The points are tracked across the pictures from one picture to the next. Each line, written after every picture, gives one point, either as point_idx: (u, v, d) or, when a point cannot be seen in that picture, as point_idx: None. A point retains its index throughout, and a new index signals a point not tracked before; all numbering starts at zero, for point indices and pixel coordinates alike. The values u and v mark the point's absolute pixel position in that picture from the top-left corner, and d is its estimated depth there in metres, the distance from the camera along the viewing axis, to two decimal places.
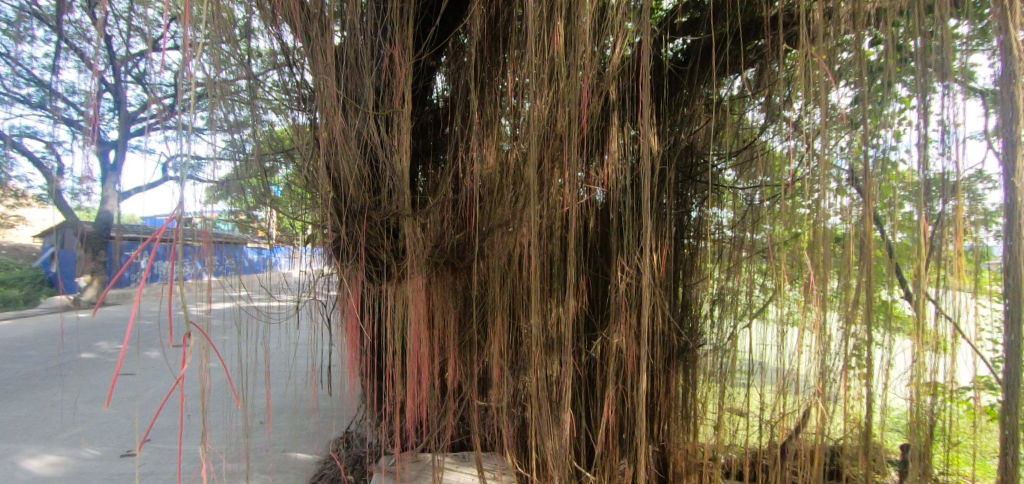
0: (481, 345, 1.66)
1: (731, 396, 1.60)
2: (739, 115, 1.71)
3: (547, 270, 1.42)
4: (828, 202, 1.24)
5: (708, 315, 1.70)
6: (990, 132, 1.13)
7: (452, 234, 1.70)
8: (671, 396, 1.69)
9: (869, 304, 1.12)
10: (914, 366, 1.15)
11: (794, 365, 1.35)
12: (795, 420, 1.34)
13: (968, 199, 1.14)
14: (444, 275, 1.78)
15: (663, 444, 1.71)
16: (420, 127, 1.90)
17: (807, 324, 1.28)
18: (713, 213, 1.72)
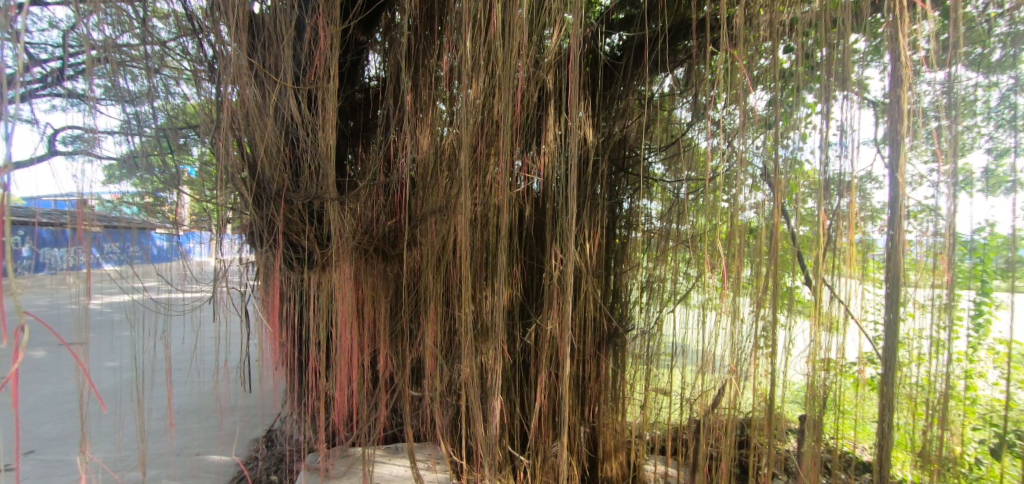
0: (413, 334, 1.62)
1: (656, 377, 1.70)
2: (669, 112, 1.76)
3: (481, 258, 1.41)
4: (743, 198, 1.36)
5: (637, 303, 1.77)
6: (880, 139, 1.27)
7: (383, 221, 1.64)
8: (601, 380, 1.75)
9: (776, 290, 1.22)
10: (813, 345, 1.28)
11: (711, 346, 1.45)
12: (711, 397, 1.44)
13: (859, 197, 1.28)
14: (375, 263, 1.72)
15: (593, 425, 1.77)
16: (350, 106, 1.82)
17: (723, 309, 1.39)
18: (643, 205, 1.78)
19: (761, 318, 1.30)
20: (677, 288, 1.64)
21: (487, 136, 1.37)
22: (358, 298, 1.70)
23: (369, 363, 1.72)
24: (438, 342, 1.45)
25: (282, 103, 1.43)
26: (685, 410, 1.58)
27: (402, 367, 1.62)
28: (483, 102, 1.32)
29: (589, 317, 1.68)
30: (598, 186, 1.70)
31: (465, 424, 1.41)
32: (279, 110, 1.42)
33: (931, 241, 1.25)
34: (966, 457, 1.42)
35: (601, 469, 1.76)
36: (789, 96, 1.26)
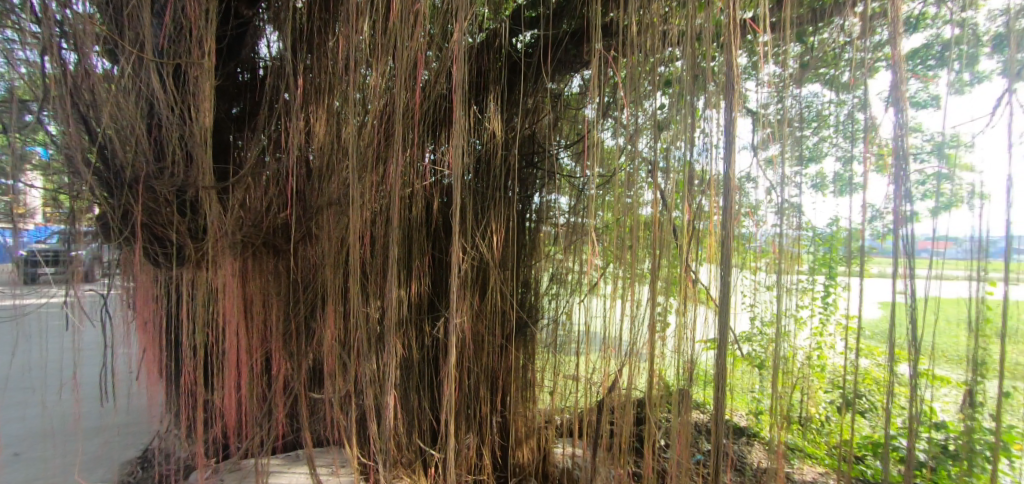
0: (310, 332, 1.54)
1: (563, 364, 1.75)
2: (577, 110, 1.84)
3: (376, 251, 1.38)
4: (641, 195, 1.48)
5: (544, 294, 1.82)
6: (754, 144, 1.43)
7: (275, 213, 1.54)
8: (512, 370, 1.78)
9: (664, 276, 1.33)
10: (696, 325, 1.41)
11: (614, 332, 1.53)
12: (614, 378, 1.52)
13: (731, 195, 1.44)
14: (265, 259, 1.62)
15: (505, 414, 1.79)
16: (235, 87, 1.68)
17: (620, 293, 1.49)
18: (552, 199, 1.83)
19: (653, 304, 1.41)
20: (576, 280, 1.71)
21: (387, 127, 1.34)
22: (245, 296, 1.59)
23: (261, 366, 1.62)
24: (338, 340, 1.39)
25: (142, 79, 1.30)
26: (591, 392, 1.65)
27: (299, 368, 1.53)
28: (382, 91, 1.29)
29: (491, 308, 1.73)
30: (496, 180, 1.71)
31: (367, 421, 1.37)
32: (142, 91, 1.30)
33: (789, 235, 1.39)
34: (814, 415, 1.65)
35: (513, 456, 1.79)
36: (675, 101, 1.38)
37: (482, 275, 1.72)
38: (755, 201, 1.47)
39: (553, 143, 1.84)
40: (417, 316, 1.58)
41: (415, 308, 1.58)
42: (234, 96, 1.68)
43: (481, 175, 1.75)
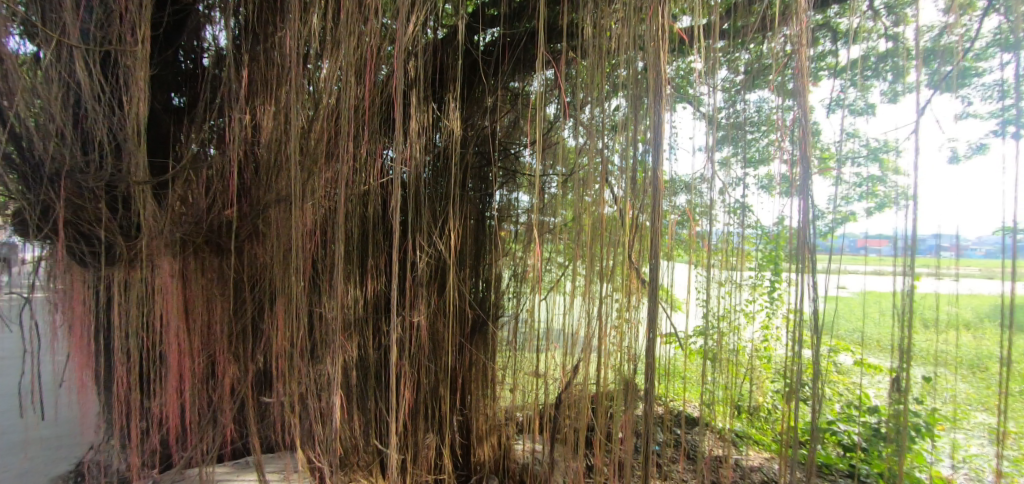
0: (257, 333, 1.51)
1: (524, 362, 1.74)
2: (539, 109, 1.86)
3: (322, 251, 1.37)
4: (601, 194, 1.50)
5: (504, 293, 1.82)
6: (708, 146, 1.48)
7: (219, 212, 1.51)
8: (472, 368, 1.79)
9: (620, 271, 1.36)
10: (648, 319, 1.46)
11: (573, 328, 1.56)
12: (572, 373, 1.53)
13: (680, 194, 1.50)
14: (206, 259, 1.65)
15: (466, 412, 1.78)
16: (171, 76, 1.66)
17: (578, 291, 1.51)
18: (513, 198, 1.84)
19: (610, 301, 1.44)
20: (529, 278, 1.71)
21: (337, 124, 1.32)
22: (184, 296, 1.61)
23: (205, 368, 1.59)
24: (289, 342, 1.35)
25: (67, 69, 1.27)
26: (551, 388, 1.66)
27: (247, 371, 1.49)
28: (333, 87, 1.27)
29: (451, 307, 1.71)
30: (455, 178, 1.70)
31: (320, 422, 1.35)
32: (67, 84, 1.28)
33: (739, 232, 1.53)
34: (758, 402, 1.74)
35: (473, 454, 1.79)
36: (631, 103, 1.42)
37: (440, 274, 1.70)
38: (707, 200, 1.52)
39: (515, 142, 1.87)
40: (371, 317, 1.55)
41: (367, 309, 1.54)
42: (172, 85, 1.67)
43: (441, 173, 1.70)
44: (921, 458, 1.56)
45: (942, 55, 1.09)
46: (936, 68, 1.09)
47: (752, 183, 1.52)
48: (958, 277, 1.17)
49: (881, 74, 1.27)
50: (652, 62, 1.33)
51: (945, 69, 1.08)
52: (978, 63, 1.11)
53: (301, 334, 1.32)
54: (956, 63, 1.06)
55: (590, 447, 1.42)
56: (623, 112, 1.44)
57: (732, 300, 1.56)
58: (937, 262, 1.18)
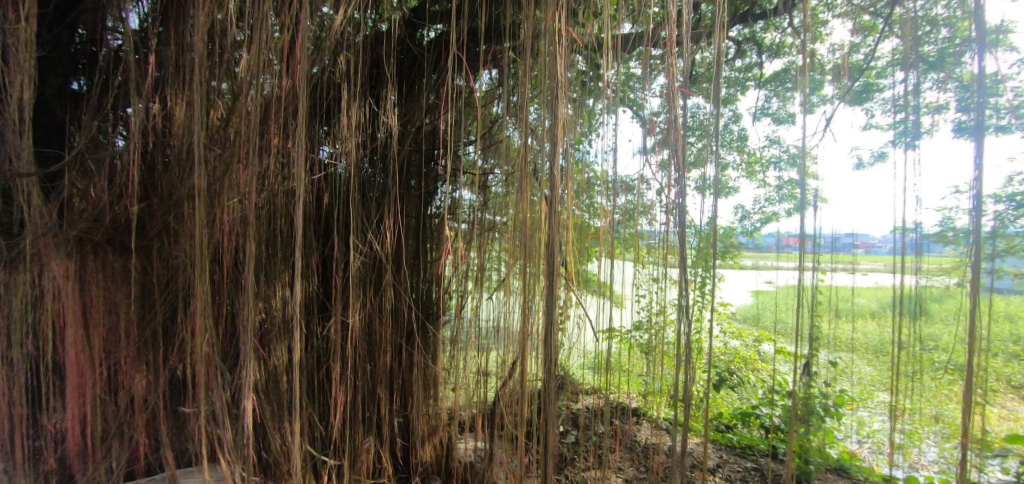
0: (172, 336, 1.45)
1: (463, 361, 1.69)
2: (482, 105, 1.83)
3: (234, 251, 1.34)
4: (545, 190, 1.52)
5: (448, 295, 1.76)
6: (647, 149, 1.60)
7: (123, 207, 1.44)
8: (411, 369, 1.76)
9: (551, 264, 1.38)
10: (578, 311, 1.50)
11: (512, 322, 1.55)
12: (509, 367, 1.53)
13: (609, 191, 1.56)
14: (106, 253, 1.53)
15: (407, 415, 1.75)
16: (70, 58, 1.51)
17: (514, 289, 1.52)
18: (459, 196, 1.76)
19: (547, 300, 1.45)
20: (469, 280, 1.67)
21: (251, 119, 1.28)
22: (82, 298, 1.50)
23: (112, 377, 1.52)
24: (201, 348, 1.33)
25: None
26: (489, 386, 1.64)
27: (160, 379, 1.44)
28: (248, 76, 1.23)
29: (388, 307, 1.69)
30: (393, 176, 1.68)
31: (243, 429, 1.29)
32: None
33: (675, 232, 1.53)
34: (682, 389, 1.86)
35: (415, 455, 1.76)
36: (564, 105, 1.45)
37: (377, 275, 1.68)
38: (648, 200, 1.57)
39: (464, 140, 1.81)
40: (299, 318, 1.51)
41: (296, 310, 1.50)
42: (70, 70, 1.52)
43: (376, 171, 1.68)
44: (831, 436, 1.70)
45: (839, 72, 1.27)
46: (840, 83, 1.25)
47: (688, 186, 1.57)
48: (868, 274, 1.30)
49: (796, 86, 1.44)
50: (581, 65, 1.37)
51: (848, 83, 1.24)
52: (877, 80, 1.23)
53: (210, 339, 1.27)
54: (858, 78, 1.23)
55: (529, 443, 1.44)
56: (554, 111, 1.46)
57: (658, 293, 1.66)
58: (848, 260, 1.33)
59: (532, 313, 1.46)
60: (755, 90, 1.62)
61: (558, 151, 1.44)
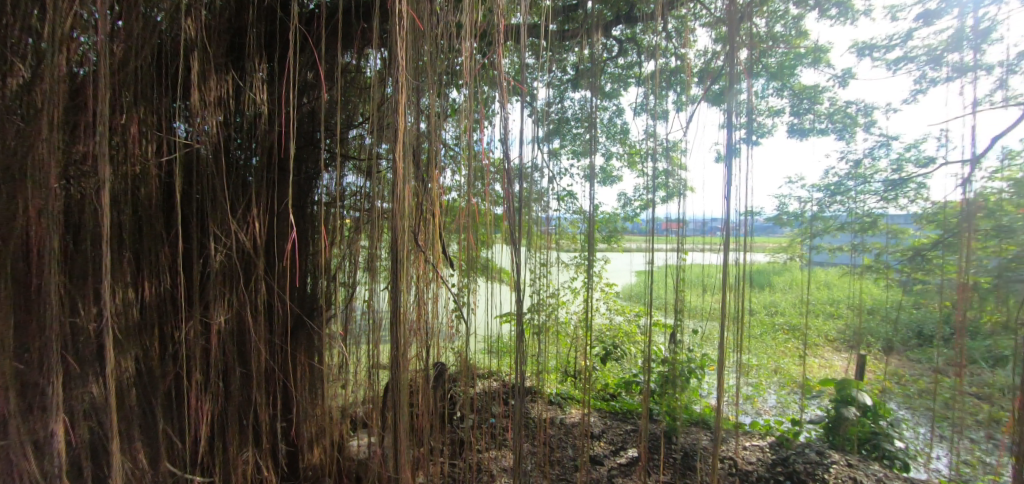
0: None
1: (348, 357, 1.57)
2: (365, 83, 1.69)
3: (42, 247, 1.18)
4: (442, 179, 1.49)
5: (333, 287, 1.63)
6: (538, 138, 1.65)
7: None
8: (293, 369, 1.64)
9: (427, 250, 1.35)
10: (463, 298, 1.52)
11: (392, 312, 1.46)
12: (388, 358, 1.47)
13: (495, 179, 1.59)
14: None
15: (292, 418, 1.63)
16: None
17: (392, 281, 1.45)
18: (345, 180, 1.63)
19: (433, 290, 1.42)
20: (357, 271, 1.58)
21: (51, 92, 1.13)
22: None
23: None
24: (15, 354, 1.18)
25: None
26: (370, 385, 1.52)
27: None
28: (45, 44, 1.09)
29: (261, 303, 1.52)
30: (263, 160, 1.50)
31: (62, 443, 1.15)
32: None
33: (567, 216, 1.85)
34: (565, 363, 1.99)
35: (302, 459, 1.65)
36: (446, 90, 1.43)
37: (245, 269, 1.52)
38: (540, 188, 1.66)
39: (351, 121, 1.69)
40: (143, 320, 1.36)
41: (138, 309, 1.36)
42: None
43: (246, 152, 1.52)
44: (695, 395, 1.95)
45: (709, 75, 1.59)
46: (707, 85, 1.57)
47: (578, 174, 1.73)
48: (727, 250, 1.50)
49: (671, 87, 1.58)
50: (464, 52, 1.35)
51: (709, 86, 1.54)
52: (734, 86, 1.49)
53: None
54: (717, 84, 1.56)
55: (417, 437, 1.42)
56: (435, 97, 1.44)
57: (543, 275, 1.75)
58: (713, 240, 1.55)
59: (424, 305, 1.40)
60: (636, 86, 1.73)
61: (440, 138, 1.43)
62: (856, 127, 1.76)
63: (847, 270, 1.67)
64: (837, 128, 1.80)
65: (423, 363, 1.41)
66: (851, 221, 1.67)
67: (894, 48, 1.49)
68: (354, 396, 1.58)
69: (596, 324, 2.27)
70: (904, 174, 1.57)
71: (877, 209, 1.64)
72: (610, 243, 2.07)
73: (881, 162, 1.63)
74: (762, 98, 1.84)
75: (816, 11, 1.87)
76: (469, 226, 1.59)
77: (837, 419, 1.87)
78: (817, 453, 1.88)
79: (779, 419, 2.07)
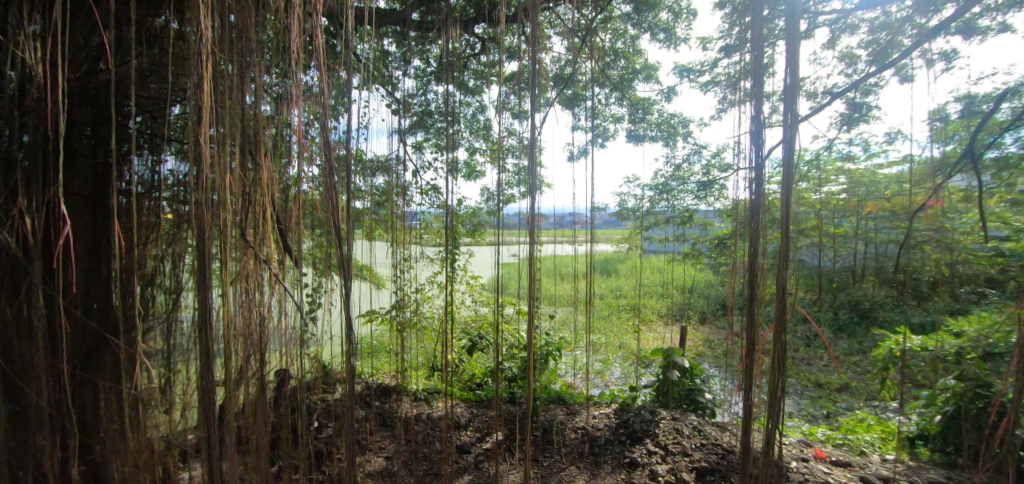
0: None
1: (174, 379, 1.33)
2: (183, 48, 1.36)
3: None
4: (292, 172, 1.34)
5: (150, 296, 1.34)
6: (400, 132, 1.65)
7: None
8: (96, 398, 1.33)
9: (268, 249, 1.21)
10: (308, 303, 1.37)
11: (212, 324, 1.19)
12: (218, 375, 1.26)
13: (354, 176, 1.57)
14: None
15: (97, 458, 1.33)
16: None
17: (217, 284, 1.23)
18: (168, 169, 1.37)
19: (276, 292, 1.28)
20: (182, 274, 1.34)
21: None
22: None
23: None
24: None
25: None
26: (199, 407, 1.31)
27: None
28: None
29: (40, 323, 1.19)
30: (37, 138, 1.16)
31: None
32: None
33: (431, 210, 1.90)
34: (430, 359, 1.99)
35: None
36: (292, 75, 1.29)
37: (14, 279, 1.18)
38: (402, 182, 1.62)
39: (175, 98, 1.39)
40: None
41: None
42: None
43: (10, 129, 1.17)
44: (553, 375, 2.11)
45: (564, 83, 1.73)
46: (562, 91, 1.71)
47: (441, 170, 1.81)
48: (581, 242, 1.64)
49: (528, 90, 1.67)
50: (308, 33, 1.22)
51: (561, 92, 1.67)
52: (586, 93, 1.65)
53: None
54: (567, 94, 1.73)
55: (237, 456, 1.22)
56: (276, 78, 1.29)
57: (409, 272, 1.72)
58: (572, 233, 1.70)
59: (270, 312, 1.25)
60: (498, 86, 1.80)
61: (287, 128, 1.29)
62: (677, 136, 2.06)
63: (671, 256, 1.96)
64: (663, 136, 2.10)
65: (265, 376, 1.25)
66: (674, 215, 1.98)
67: (705, 73, 1.81)
68: (182, 420, 1.34)
69: (464, 316, 2.31)
70: (710, 177, 1.92)
71: (693, 205, 1.99)
72: (474, 236, 2.14)
73: (694, 167, 1.95)
74: (606, 105, 2.07)
75: (648, 33, 2.14)
76: (325, 222, 1.49)
77: (665, 383, 2.02)
78: (650, 412, 1.92)
79: (621, 387, 2.21)
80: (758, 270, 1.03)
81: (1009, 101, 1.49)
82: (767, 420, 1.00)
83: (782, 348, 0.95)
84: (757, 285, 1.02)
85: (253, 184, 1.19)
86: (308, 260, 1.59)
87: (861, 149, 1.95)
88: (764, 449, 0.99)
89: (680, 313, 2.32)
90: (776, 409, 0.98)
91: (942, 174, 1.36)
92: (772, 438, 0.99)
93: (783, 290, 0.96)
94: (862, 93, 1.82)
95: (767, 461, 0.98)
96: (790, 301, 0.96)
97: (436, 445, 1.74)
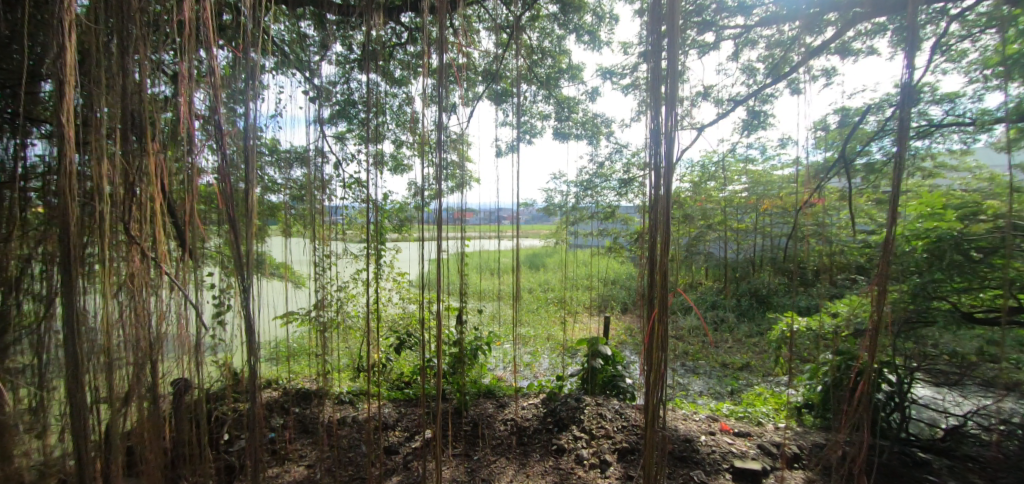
0: None
1: (46, 397, 1.15)
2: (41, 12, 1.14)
3: None
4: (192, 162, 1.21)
5: (13, 304, 1.15)
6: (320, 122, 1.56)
7: None
8: None
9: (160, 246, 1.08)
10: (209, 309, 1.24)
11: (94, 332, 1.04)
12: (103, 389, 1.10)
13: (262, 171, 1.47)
14: None
15: None
16: None
17: (93, 288, 1.07)
18: (35, 154, 1.17)
19: (173, 294, 1.14)
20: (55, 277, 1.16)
21: None
22: None
23: None
24: None
25: None
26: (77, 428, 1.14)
27: None
28: None
29: None
30: None
31: None
32: None
33: (355, 205, 1.83)
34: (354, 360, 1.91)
35: None
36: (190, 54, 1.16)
37: None
38: (321, 174, 1.53)
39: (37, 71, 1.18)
40: None
41: None
42: None
43: None
44: (483, 369, 2.11)
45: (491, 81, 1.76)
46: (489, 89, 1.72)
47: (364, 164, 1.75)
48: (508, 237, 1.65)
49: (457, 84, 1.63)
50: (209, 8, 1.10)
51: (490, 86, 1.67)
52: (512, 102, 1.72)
53: None
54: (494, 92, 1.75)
55: (123, 474, 1.10)
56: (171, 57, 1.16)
57: (331, 269, 1.63)
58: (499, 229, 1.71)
59: (166, 317, 1.12)
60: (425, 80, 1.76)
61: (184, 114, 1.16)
62: (600, 134, 2.14)
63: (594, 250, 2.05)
64: (587, 135, 2.20)
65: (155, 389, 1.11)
66: (598, 210, 2.07)
67: (626, 76, 1.91)
68: (58, 444, 1.18)
69: (392, 314, 2.25)
70: (629, 174, 2.03)
71: (614, 201, 2.10)
72: (400, 231, 2.09)
73: (616, 165, 2.04)
74: (534, 102, 2.10)
75: (574, 34, 2.21)
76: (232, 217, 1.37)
77: (590, 371, 2.10)
78: (575, 399, 1.99)
79: (549, 377, 2.27)
80: (654, 258, 1.09)
81: (874, 114, 1.72)
82: (651, 394, 1.06)
83: (662, 330, 1.02)
84: (654, 271, 1.08)
85: (142, 173, 1.05)
86: (214, 258, 1.45)
87: (759, 152, 2.17)
88: (649, 422, 1.06)
89: (603, 303, 2.43)
90: (656, 386, 1.04)
91: (822, 177, 1.55)
92: (656, 413, 1.05)
93: (663, 274, 1.03)
94: (760, 101, 2.02)
95: (651, 431, 1.05)
96: (670, 286, 1.03)
97: (361, 448, 1.67)
